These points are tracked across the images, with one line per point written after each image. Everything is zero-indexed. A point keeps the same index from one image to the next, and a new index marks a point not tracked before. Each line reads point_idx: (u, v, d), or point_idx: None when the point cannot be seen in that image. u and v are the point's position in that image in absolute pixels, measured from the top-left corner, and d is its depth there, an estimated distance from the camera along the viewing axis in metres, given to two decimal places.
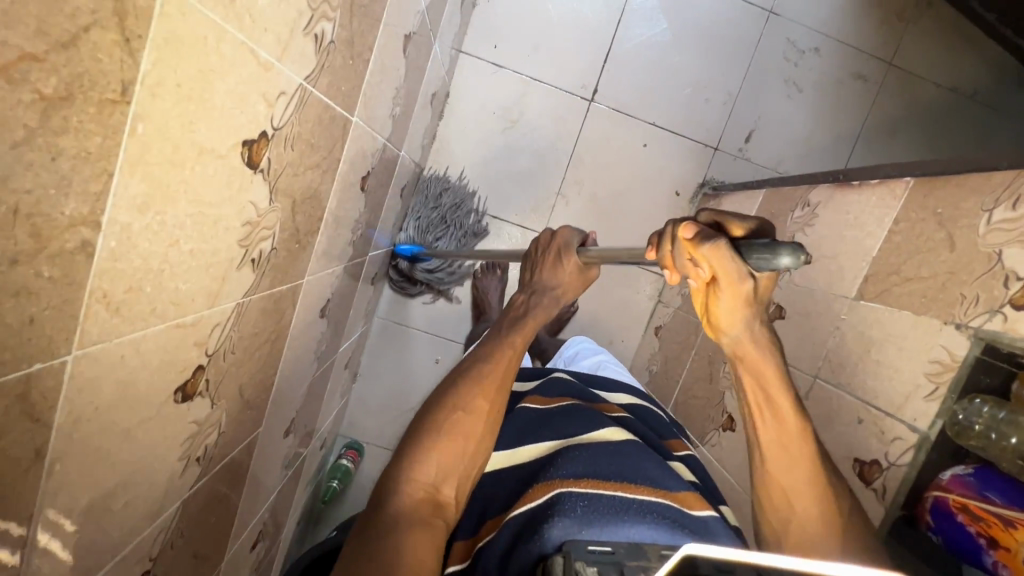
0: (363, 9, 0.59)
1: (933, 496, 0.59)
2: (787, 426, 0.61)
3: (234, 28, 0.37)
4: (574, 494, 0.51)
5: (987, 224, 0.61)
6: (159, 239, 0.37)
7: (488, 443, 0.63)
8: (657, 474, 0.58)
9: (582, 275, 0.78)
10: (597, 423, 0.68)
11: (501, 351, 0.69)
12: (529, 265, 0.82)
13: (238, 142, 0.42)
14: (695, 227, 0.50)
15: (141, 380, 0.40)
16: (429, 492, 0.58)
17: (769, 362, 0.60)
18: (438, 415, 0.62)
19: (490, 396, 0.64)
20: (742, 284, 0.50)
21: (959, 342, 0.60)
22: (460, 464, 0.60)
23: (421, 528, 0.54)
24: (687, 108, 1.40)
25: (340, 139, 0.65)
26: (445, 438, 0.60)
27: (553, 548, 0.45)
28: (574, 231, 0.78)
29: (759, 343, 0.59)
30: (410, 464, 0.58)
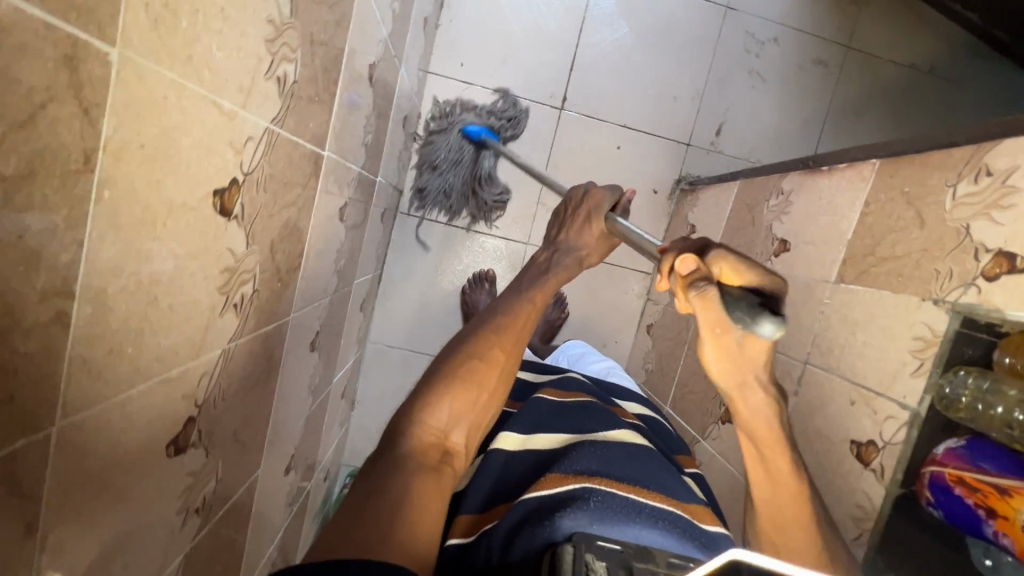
0: (325, 46, 0.60)
1: (929, 471, 0.59)
2: (787, 486, 0.60)
3: (193, 83, 0.37)
4: (591, 489, 0.51)
5: (952, 200, 0.63)
6: (136, 298, 0.37)
7: (497, 395, 0.65)
8: (671, 484, 0.58)
9: (605, 241, 0.82)
10: (613, 425, 0.68)
11: (519, 305, 0.70)
12: (558, 223, 0.85)
13: (209, 193, 0.42)
14: (695, 264, 0.51)
15: (131, 438, 0.40)
16: (440, 438, 0.58)
17: (770, 426, 0.59)
18: (457, 360, 0.63)
19: (506, 348, 0.66)
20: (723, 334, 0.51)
21: (938, 317, 0.61)
22: (471, 412, 0.61)
23: (429, 472, 0.54)
24: (657, 107, 1.42)
25: (313, 174, 0.66)
26: (461, 381, 0.61)
27: (562, 537, 0.45)
28: (605, 190, 0.82)
29: (756, 404, 0.59)
30: (425, 406, 0.59)
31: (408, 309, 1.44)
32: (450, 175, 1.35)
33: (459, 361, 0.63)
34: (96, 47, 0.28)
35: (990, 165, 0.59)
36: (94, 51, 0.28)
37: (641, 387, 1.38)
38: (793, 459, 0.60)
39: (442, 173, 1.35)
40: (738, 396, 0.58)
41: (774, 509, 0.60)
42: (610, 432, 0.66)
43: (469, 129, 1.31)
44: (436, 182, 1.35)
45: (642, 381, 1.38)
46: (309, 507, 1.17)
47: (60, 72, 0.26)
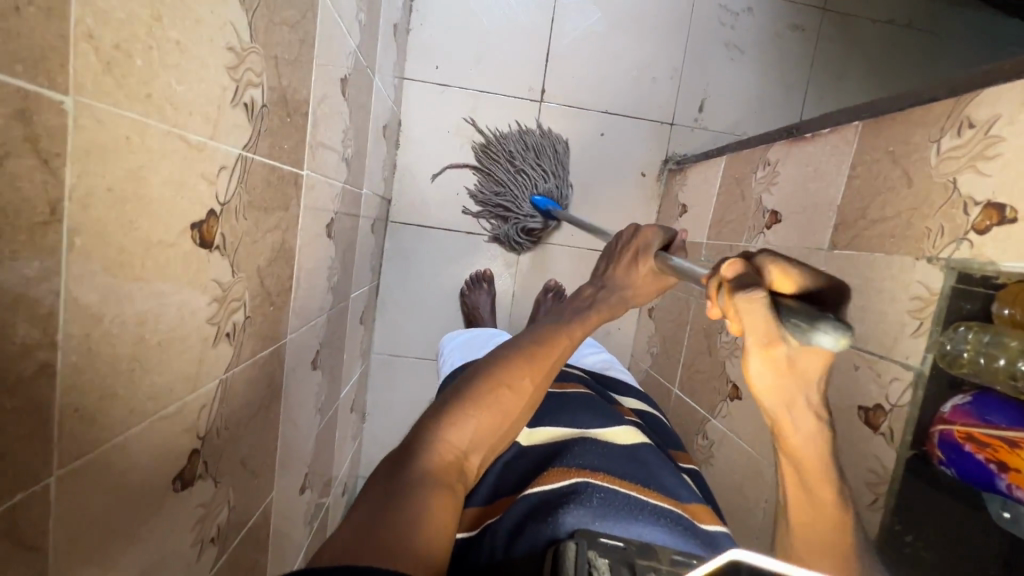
0: (292, 66, 0.60)
1: (938, 430, 0.58)
2: (828, 510, 0.54)
3: (156, 120, 0.37)
4: (593, 485, 0.52)
5: (937, 155, 0.63)
6: (124, 340, 0.37)
7: (516, 422, 0.62)
8: (670, 483, 0.58)
9: (657, 280, 0.73)
10: (615, 421, 0.68)
11: (556, 338, 0.66)
12: (606, 255, 0.76)
13: (186, 228, 0.42)
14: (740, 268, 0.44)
15: (134, 480, 0.40)
16: (458, 457, 0.56)
17: (824, 466, 0.53)
18: (488, 384, 0.60)
19: (536, 377, 0.62)
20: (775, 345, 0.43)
21: (933, 274, 0.61)
22: (492, 436, 0.59)
23: (445, 488, 0.52)
24: (637, 89, 1.41)
25: (294, 195, 0.66)
26: (491, 404, 0.59)
27: (565, 534, 0.45)
28: (661, 230, 0.70)
29: (807, 433, 0.51)
30: (447, 422, 0.56)
31: (408, 317, 1.45)
32: (507, 186, 1.36)
33: (490, 385, 0.59)
34: (49, 97, 0.28)
35: (971, 117, 0.59)
36: (46, 102, 0.27)
37: (648, 371, 1.38)
38: (833, 475, 0.53)
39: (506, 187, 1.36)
40: (782, 416, 0.50)
41: (808, 518, 0.54)
42: (612, 429, 0.66)
43: (539, 201, 1.34)
44: (497, 173, 1.36)
45: (648, 365, 1.37)
46: (330, 522, 1.18)
47: (15, 126, 0.26)
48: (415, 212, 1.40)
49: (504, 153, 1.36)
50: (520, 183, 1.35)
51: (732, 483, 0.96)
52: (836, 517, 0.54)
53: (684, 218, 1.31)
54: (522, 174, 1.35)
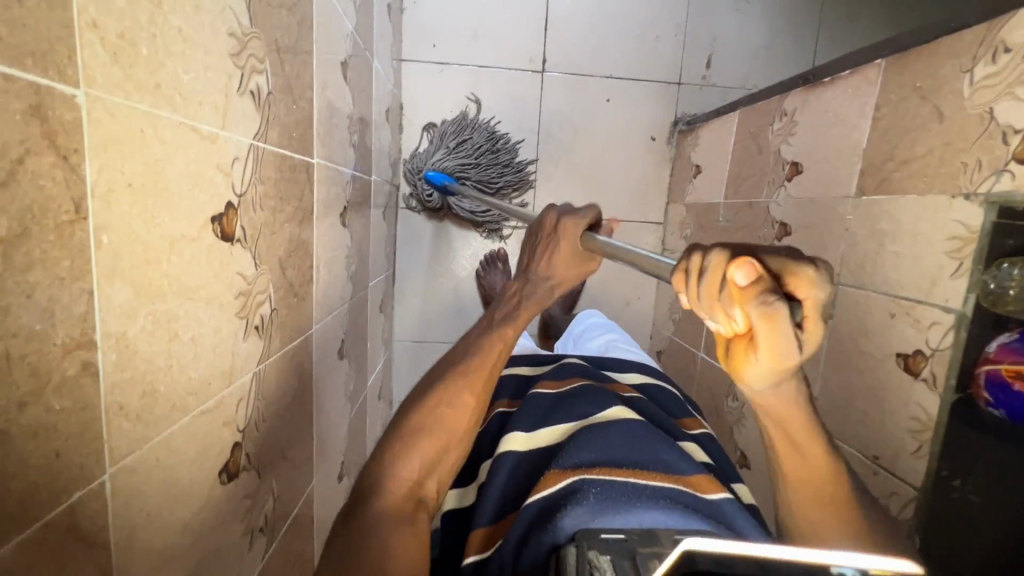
0: (294, 50, 0.58)
1: (984, 370, 0.57)
2: (820, 467, 0.51)
3: (167, 111, 0.36)
4: (588, 480, 0.52)
5: (971, 85, 0.59)
6: (158, 337, 0.37)
7: (470, 438, 0.64)
8: (670, 457, 0.57)
9: (581, 265, 0.73)
10: (609, 402, 0.67)
11: (488, 344, 0.67)
12: (530, 242, 0.76)
13: (206, 221, 0.42)
14: (748, 270, 0.35)
15: (183, 476, 0.41)
16: (413, 489, 0.58)
17: (803, 424, 0.49)
18: (424, 413, 0.61)
19: (477, 391, 0.63)
20: (783, 317, 0.34)
21: (971, 211, 0.58)
22: (444, 458, 0.61)
23: (405, 523, 0.55)
24: (640, 50, 1.36)
25: (307, 184, 0.65)
26: (433, 431, 0.60)
27: (566, 537, 0.46)
28: (573, 217, 0.70)
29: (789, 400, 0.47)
30: (393, 460, 0.58)
31: (426, 303, 1.45)
32: (457, 172, 1.30)
33: (428, 412, 0.61)
34: (60, 90, 0.27)
35: (1006, 41, 0.55)
36: (57, 96, 0.27)
37: (671, 338, 1.36)
38: (814, 424, 0.49)
39: (457, 173, 1.30)
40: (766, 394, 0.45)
41: (806, 485, 0.52)
42: (609, 412, 0.65)
43: (430, 174, 1.28)
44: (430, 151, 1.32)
45: (671, 332, 1.36)
46: None
47: (31, 123, 0.25)
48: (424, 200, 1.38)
49: (451, 138, 1.32)
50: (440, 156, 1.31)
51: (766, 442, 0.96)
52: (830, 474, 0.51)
53: (698, 179, 1.28)
54: (469, 160, 1.30)
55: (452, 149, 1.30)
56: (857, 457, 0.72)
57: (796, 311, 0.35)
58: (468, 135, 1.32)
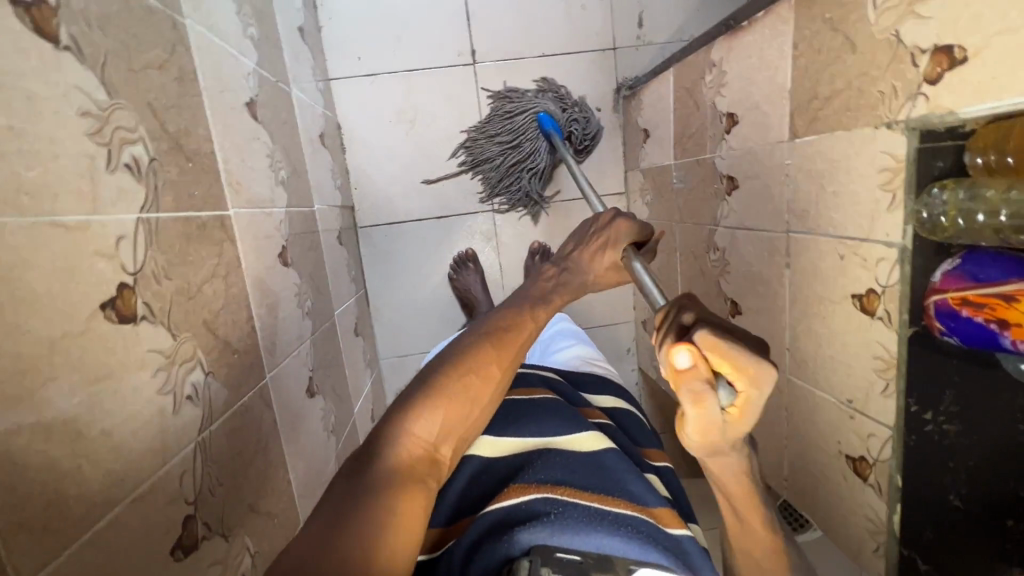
0: (175, 107, 0.56)
1: (933, 301, 0.55)
2: (762, 536, 0.51)
3: (13, 215, 0.35)
4: (551, 500, 0.53)
5: (875, 9, 0.57)
6: (57, 441, 0.36)
7: (490, 406, 0.61)
8: (637, 487, 0.58)
9: (617, 274, 0.75)
10: (580, 426, 0.67)
11: (521, 317, 0.66)
12: (577, 236, 0.78)
13: (95, 310, 0.41)
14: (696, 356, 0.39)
15: (125, 565, 0.41)
16: (427, 449, 0.54)
17: (746, 497, 0.49)
18: (448, 373, 0.58)
19: (502, 362, 0.61)
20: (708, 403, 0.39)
21: (896, 140, 0.56)
22: (460, 425, 0.57)
23: (412, 485, 0.50)
24: (568, 23, 1.33)
25: (226, 238, 0.64)
26: (456, 392, 0.57)
27: (520, 551, 0.48)
28: (633, 222, 0.73)
29: (734, 474, 0.47)
30: (413, 416, 0.54)
31: (405, 317, 1.44)
32: (523, 136, 1.29)
33: (456, 375, 0.58)
34: None
35: None
36: None
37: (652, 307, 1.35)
38: (757, 496, 0.50)
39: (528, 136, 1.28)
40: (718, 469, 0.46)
41: (751, 549, 0.52)
42: (578, 437, 0.65)
43: (541, 119, 1.24)
44: (485, 131, 1.33)
45: None
46: None
47: None
48: (384, 215, 1.38)
49: (497, 116, 1.31)
50: (495, 133, 1.31)
51: None
52: (771, 540, 0.51)
53: (648, 144, 1.25)
54: (519, 131, 1.29)
55: (503, 124, 1.30)
56: (834, 403, 0.71)
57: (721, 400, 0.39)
58: (523, 100, 1.29)
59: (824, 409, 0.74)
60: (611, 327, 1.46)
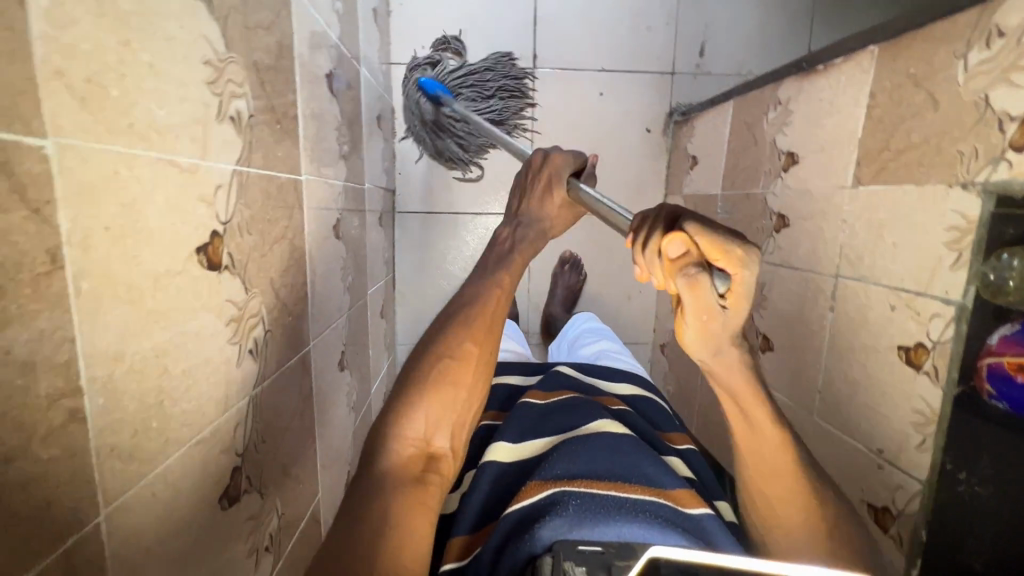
0: (274, 69, 0.58)
1: (986, 363, 0.56)
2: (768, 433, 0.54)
3: (143, 149, 0.36)
4: (567, 493, 0.53)
5: (965, 71, 0.58)
6: (147, 374, 0.37)
7: (479, 390, 0.64)
8: (653, 470, 0.57)
9: (569, 210, 0.78)
10: (595, 415, 0.68)
11: (488, 290, 0.67)
12: (518, 191, 0.80)
13: (191, 253, 0.42)
14: (683, 247, 0.43)
15: (182, 504, 0.41)
16: (421, 445, 0.58)
17: (744, 381, 0.53)
18: (424, 365, 0.60)
19: (479, 341, 0.63)
20: (703, 286, 0.44)
21: (969, 201, 0.57)
22: (451, 413, 0.60)
23: (412, 484, 0.55)
24: (631, 42, 1.34)
25: (296, 201, 0.65)
26: (436, 382, 0.60)
27: (542, 548, 0.47)
28: (567, 155, 0.76)
29: (728, 359, 0.52)
30: (400, 414, 0.57)
31: (428, 305, 1.45)
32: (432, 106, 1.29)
33: (432, 365, 0.60)
34: (27, 143, 0.27)
35: (1000, 25, 0.54)
36: (26, 149, 0.27)
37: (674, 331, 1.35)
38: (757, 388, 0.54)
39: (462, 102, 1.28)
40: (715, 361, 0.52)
41: (758, 447, 0.55)
42: (600, 424, 0.65)
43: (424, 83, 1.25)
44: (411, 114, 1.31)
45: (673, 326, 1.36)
46: None
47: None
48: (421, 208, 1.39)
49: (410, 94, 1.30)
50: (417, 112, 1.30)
51: None
52: (777, 437, 0.54)
53: (694, 171, 1.27)
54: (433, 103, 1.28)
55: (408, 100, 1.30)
56: (863, 450, 0.72)
57: (720, 285, 0.44)
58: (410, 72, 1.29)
59: (852, 454, 0.74)
60: (630, 345, 1.47)
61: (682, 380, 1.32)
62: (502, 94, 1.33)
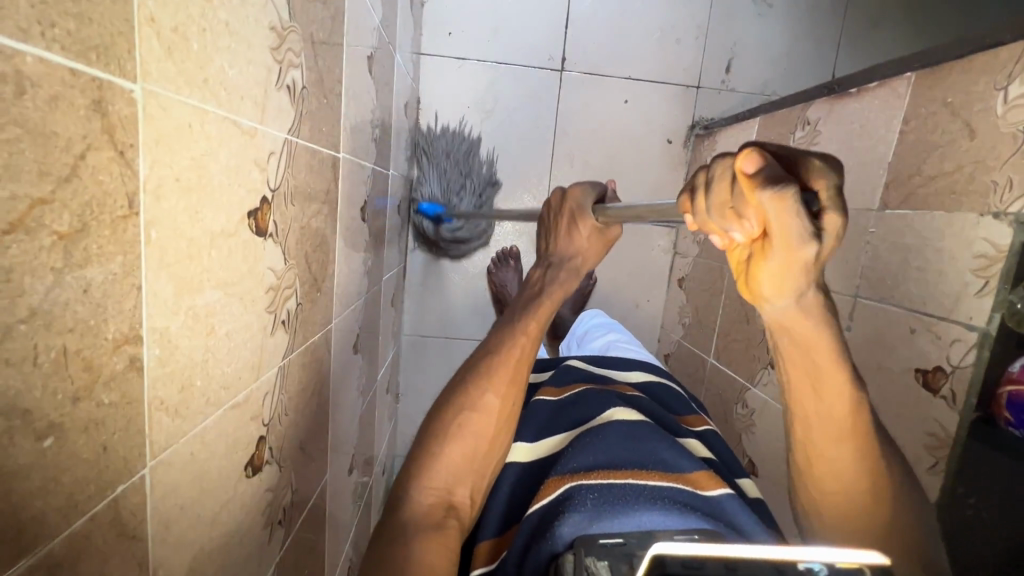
0: (326, 44, 0.58)
1: (1006, 391, 0.58)
2: (840, 402, 0.51)
3: (213, 106, 0.36)
4: (583, 487, 0.53)
5: (1004, 103, 0.59)
6: (196, 332, 0.37)
7: (501, 439, 0.64)
8: (669, 455, 0.58)
9: (602, 237, 0.75)
10: (608, 404, 0.67)
11: (512, 339, 0.67)
12: (546, 232, 0.80)
13: (244, 216, 0.42)
14: (760, 162, 0.35)
15: (214, 467, 0.41)
16: (444, 496, 0.59)
17: (825, 337, 0.48)
18: (447, 417, 0.62)
19: (500, 392, 0.63)
20: (792, 203, 0.34)
21: (999, 231, 0.58)
22: (471, 466, 0.61)
23: (437, 531, 0.56)
24: (659, 53, 1.35)
25: (333, 178, 0.65)
26: (455, 435, 0.61)
27: (564, 545, 0.47)
28: (582, 186, 0.74)
29: (814, 319, 0.47)
30: (425, 469, 0.59)
31: (436, 298, 1.44)
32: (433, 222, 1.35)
33: (453, 419, 0.61)
34: (119, 85, 0.27)
35: None
36: (118, 91, 0.27)
37: (680, 342, 1.36)
38: (838, 352, 0.50)
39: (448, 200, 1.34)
40: (796, 315, 0.46)
41: (826, 416, 0.52)
42: (608, 413, 0.65)
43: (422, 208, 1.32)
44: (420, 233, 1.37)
45: (680, 336, 1.37)
46: (374, 504, 1.18)
47: (93, 118, 0.25)
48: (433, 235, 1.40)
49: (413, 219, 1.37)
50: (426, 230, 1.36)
51: (772, 454, 0.96)
52: (848, 408, 0.52)
53: None
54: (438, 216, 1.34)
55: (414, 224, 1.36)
56: None
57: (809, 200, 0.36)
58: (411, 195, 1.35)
59: None
60: None
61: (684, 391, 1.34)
62: (466, 163, 1.36)
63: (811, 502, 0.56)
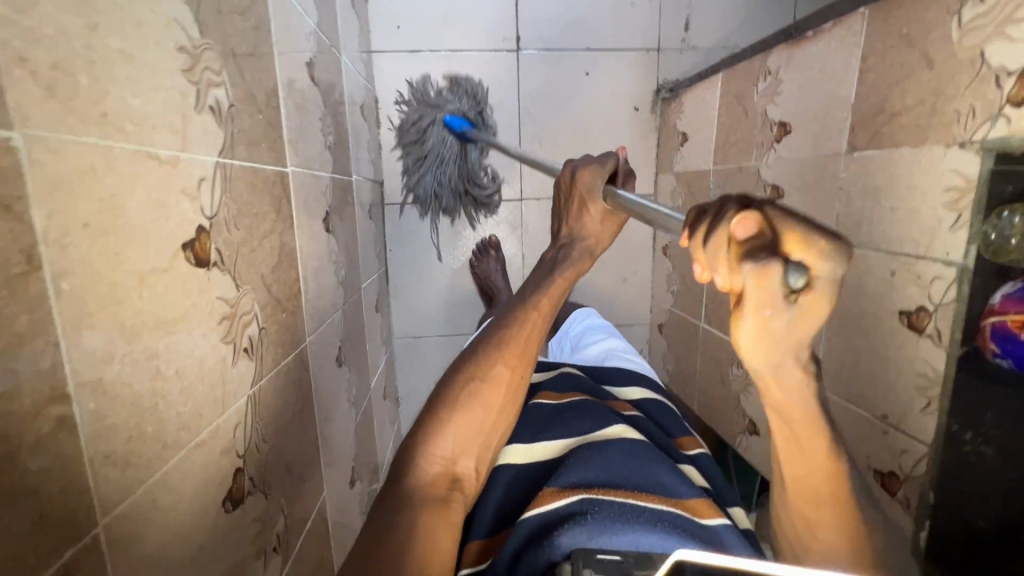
0: (251, 57, 0.55)
1: (990, 323, 0.56)
2: (822, 463, 0.47)
3: (119, 141, 0.34)
4: (591, 501, 0.52)
5: (959, 28, 0.57)
6: (139, 376, 0.35)
7: (505, 415, 0.64)
8: (669, 478, 0.56)
9: (613, 218, 0.71)
10: (608, 419, 0.66)
11: (523, 314, 0.65)
12: (557, 214, 0.77)
13: (178, 249, 0.40)
14: (753, 226, 0.34)
15: (184, 510, 0.40)
16: (449, 465, 0.59)
17: (801, 407, 0.43)
18: (456, 385, 0.61)
19: (512, 363, 0.63)
20: (769, 276, 0.33)
21: (968, 160, 0.57)
22: (477, 437, 0.61)
23: (435, 503, 0.55)
24: (616, 19, 1.32)
25: (283, 194, 0.63)
26: (461, 403, 0.60)
27: (562, 555, 0.46)
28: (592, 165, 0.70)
29: (792, 386, 0.42)
30: (430, 437, 0.59)
31: (423, 298, 1.43)
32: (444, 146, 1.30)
33: (461, 388, 0.61)
34: None
35: None
36: None
37: (671, 310, 1.35)
38: (818, 419, 0.45)
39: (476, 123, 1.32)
40: (769, 380, 0.41)
41: (806, 475, 0.48)
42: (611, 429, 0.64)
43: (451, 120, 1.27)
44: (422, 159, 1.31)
45: (670, 304, 1.35)
46: None
47: None
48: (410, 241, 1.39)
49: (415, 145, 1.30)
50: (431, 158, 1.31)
51: None
52: (831, 468, 0.47)
53: (685, 147, 1.25)
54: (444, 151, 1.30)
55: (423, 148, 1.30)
56: (867, 418, 0.72)
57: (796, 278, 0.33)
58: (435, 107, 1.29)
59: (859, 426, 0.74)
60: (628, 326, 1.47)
61: (680, 358, 1.33)
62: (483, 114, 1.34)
63: (795, 554, 0.52)
